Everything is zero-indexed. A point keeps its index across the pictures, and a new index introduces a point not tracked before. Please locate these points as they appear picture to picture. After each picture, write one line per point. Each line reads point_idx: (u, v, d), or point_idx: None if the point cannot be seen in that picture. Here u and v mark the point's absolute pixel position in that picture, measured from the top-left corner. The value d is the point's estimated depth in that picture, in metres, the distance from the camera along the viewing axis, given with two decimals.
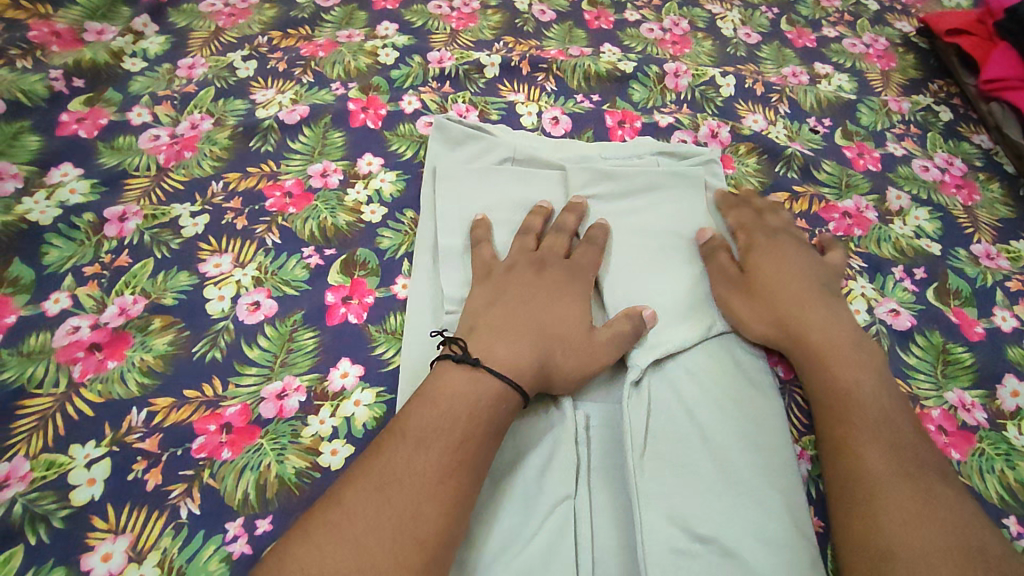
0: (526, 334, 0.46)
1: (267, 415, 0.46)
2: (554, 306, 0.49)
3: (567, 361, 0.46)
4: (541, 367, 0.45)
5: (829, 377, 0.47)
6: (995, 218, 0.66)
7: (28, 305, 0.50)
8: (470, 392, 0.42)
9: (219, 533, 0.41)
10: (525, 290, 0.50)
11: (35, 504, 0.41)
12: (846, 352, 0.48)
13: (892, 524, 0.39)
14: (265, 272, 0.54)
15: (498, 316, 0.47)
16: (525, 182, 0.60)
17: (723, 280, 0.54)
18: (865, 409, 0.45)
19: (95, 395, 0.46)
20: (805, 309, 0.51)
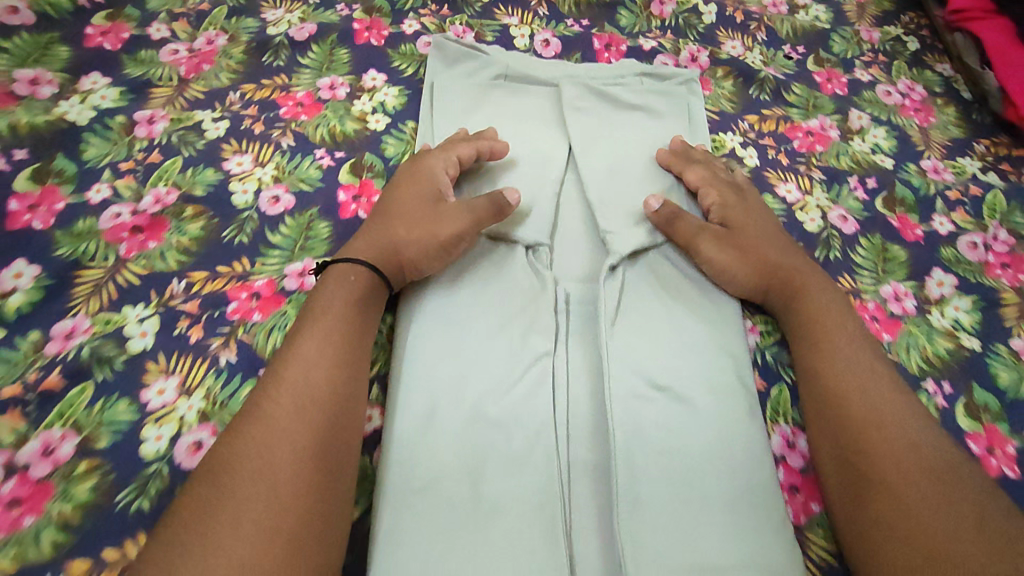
0: (377, 230, 0.53)
1: (290, 288, 0.53)
2: (409, 199, 0.55)
3: (412, 242, 0.52)
4: (386, 247, 0.52)
5: (801, 307, 0.53)
6: (946, 138, 0.72)
7: (73, 195, 0.55)
8: (326, 304, 0.47)
9: (254, 376, 0.49)
10: (387, 192, 0.57)
11: (101, 349, 0.49)
12: (824, 296, 0.53)
13: (875, 442, 0.43)
14: (282, 171, 0.60)
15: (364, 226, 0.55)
16: (515, 102, 0.67)
17: (715, 233, 0.56)
18: (837, 349, 0.49)
19: (140, 268, 0.53)
20: (771, 248, 0.56)
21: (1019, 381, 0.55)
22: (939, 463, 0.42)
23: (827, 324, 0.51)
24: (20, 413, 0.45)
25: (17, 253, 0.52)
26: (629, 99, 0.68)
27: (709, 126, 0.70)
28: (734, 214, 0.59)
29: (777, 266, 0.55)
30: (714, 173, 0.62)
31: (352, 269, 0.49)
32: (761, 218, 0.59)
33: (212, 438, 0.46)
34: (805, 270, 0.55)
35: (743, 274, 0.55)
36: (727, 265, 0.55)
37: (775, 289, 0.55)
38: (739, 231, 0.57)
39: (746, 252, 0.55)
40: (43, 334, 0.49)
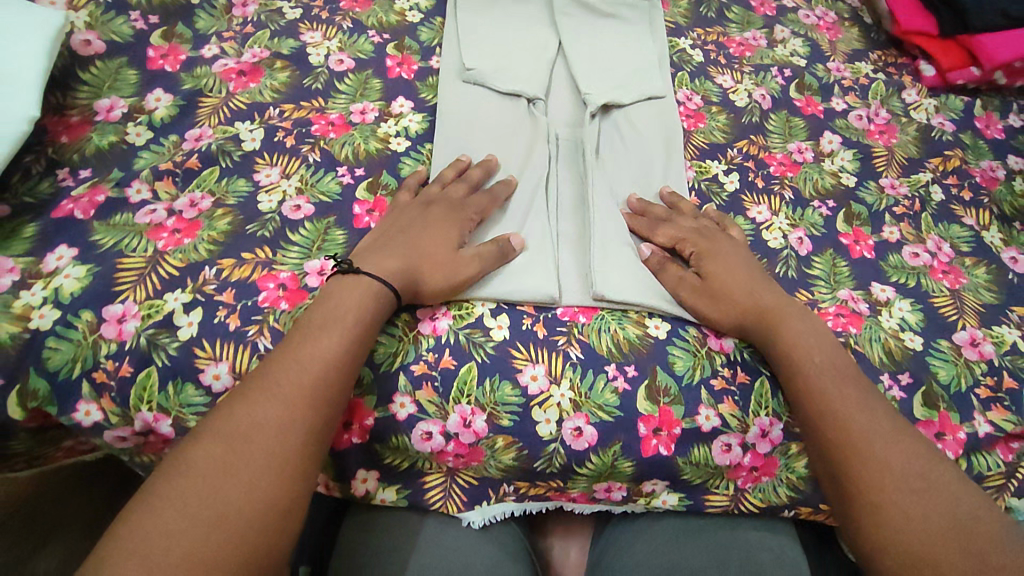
0: (401, 252, 0.58)
1: (355, 120, 0.72)
2: (431, 234, 0.60)
3: (431, 275, 0.58)
4: (407, 274, 0.57)
5: (778, 343, 0.58)
6: (849, 48, 0.93)
7: (191, 50, 0.74)
8: (341, 302, 0.53)
9: (334, 171, 0.68)
10: (411, 221, 0.62)
11: (224, 146, 0.67)
12: (794, 325, 0.59)
13: (858, 450, 0.52)
14: (345, 43, 0.79)
15: (384, 243, 0.59)
16: (518, 4, 0.87)
17: (691, 288, 0.63)
18: (810, 380, 0.56)
19: (245, 99, 0.71)
20: (755, 290, 0.61)
21: (880, 201, 0.76)
22: (904, 464, 0.51)
23: (811, 353, 0.57)
24: (172, 182, 0.64)
25: (156, 84, 0.70)
26: (607, 7, 0.88)
27: (667, 32, 0.90)
28: (710, 261, 0.64)
29: (749, 307, 0.61)
30: (678, 227, 0.67)
31: (383, 293, 0.55)
32: (737, 258, 0.64)
33: (307, 205, 0.65)
34: (790, 310, 0.60)
35: (722, 317, 0.61)
36: (709, 314, 0.61)
37: (753, 329, 0.60)
38: (718, 282, 0.62)
39: (719, 298, 0.61)
40: (180, 136, 0.67)
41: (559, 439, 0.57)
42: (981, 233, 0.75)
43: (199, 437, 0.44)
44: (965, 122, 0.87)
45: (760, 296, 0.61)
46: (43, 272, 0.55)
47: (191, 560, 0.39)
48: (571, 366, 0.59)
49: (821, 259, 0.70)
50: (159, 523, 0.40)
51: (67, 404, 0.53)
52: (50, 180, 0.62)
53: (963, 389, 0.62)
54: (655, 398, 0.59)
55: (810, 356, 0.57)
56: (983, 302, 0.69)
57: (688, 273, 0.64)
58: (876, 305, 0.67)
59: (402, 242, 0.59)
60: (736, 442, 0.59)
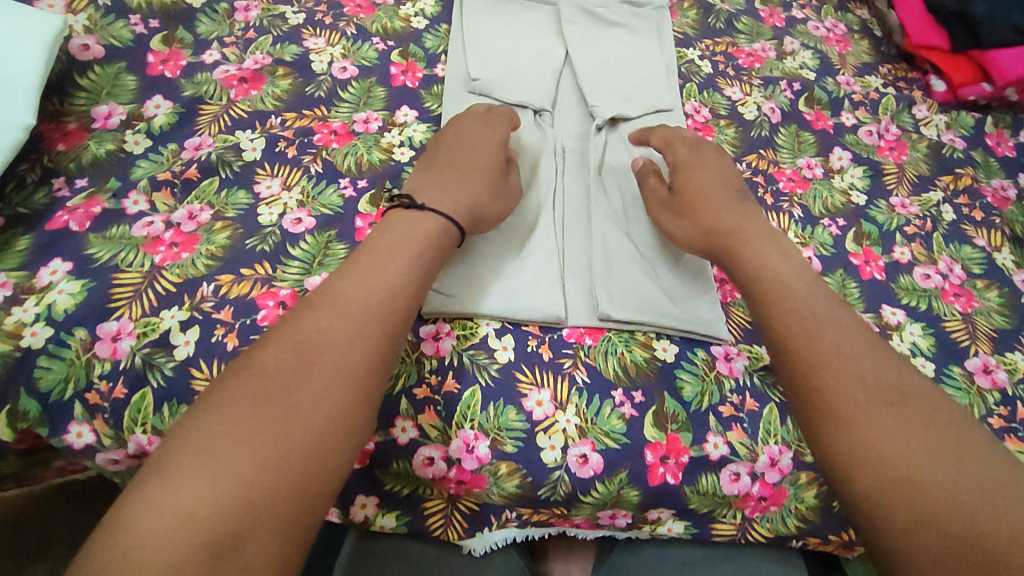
0: (461, 185, 0.58)
1: (359, 130, 0.71)
2: (479, 168, 0.60)
3: (490, 209, 0.59)
4: (467, 205, 0.57)
5: (744, 268, 0.55)
6: (859, 62, 0.92)
7: (191, 56, 0.72)
8: (385, 243, 0.51)
9: (336, 183, 0.66)
10: (453, 158, 0.61)
11: (224, 156, 0.66)
12: (758, 244, 0.56)
13: (822, 368, 0.45)
14: (348, 50, 0.77)
15: (437, 181, 0.58)
16: (525, 12, 0.85)
17: (660, 205, 0.64)
18: (778, 296, 0.51)
19: (246, 107, 0.70)
20: (720, 210, 0.60)
21: (891, 220, 0.75)
22: (884, 383, 0.44)
23: (792, 278, 0.53)
24: (170, 193, 0.62)
25: (155, 91, 0.69)
26: (615, 15, 0.86)
27: (676, 42, 0.88)
28: (685, 172, 0.64)
29: (716, 228, 0.59)
30: (663, 148, 0.68)
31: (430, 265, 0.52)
32: (716, 172, 0.64)
33: (308, 218, 0.63)
34: (757, 232, 0.58)
35: (687, 236, 0.61)
36: (677, 232, 0.62)
37: (719, 246, 0.58)
38: (689, 195, 0.62)
39: (687, 206, 0.61)
40: (179, 145, 0.66)
41: (564, 466, 0.55)
42: (993, 254, 0.74)
43: (267, 344, 0.42)
44: (976, 140, 0.86)
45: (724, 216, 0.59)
46: (36, 287, 0.54)
47: (259, 476, 0.36)
48: (577, 391, 0.58)
49: (831, 279, 0.69)
50: (209, 446, 0.37)
51: (59, 425, 0.51)
52: (45, 190, 0.60)
53: (975, 419, 0.61)
54: (663, 424, 0.57)
55: (779, 256, 0.55)
56: (994, 326, 0.68)
57: (661, 189, 0.65)
58: (887, 329, 0.65)
59: (458, 178, 0.59)
60: (744, 471, 0.58)
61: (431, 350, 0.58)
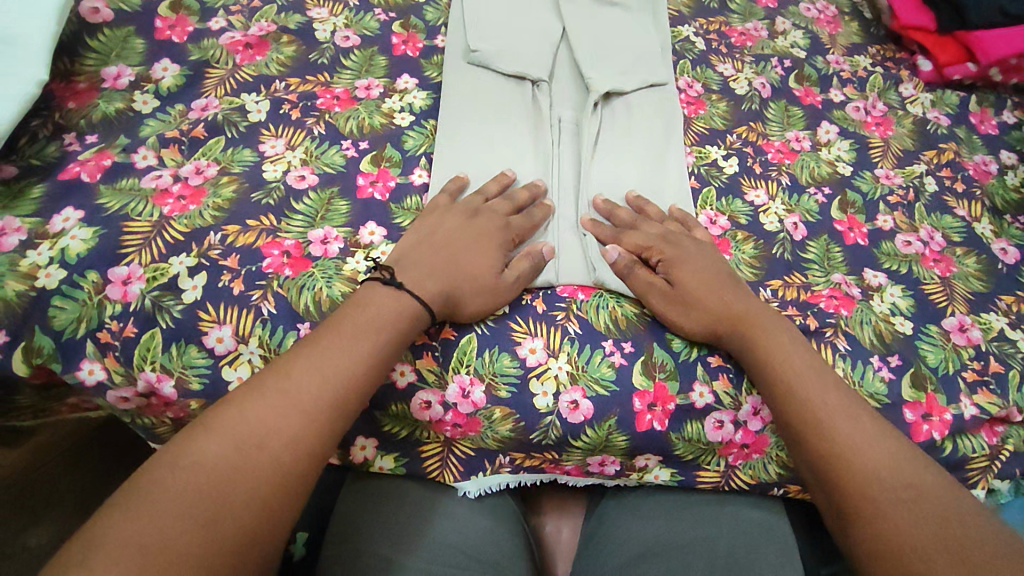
0: (442, 269, 0.57)
1: (361, 96, 0.73)
2: (474, 251, 0.59)
3: (473, 299, 0.57)
4: (449, 296, 0.56)
5: (755, 351, 0.57)
6: (848, 42, 0.94)
7: (198, 22, 0.74)
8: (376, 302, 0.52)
9: (338, 144, 0.68)
10: (454, 233, 0.60)
11: (230, 116, 0.68)
12: (764, 334, 0.58)
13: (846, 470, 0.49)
14: (351, 20, 0.80)
15: (421, 255, 0.58)
16: None
17: (659, 294, 0.60)
18: (808, 409, 0.53)
19: (252, 72, 0.72)
20: (720, 295, 0.60)
21: (875, 190, 0.77)
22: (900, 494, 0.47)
23: (773, 344, 0.57)
24: (178, 149, 0.64)
25: (163, 54, 0.71)
26: None
27: (670, 20, 0.91)
28: (677, 263, 0.61)
29: (716, 314, 0.59)
30: (645, 233, 0.64)
31: (419, 310, 0.53)
32: (708, 260, 0.62)
33: (311, 175, 0.65)
34: (760, 312, 0.60)
35: (690, 326, 0.59)
36: (681, 323, 0.59)
37: (726, 333, 0.59)
38: (688, 286, 0.60)
39: (687, 304, 0.59)
40: (186, 106, 0.68)
41: (555, 411, 0.57)
42: (972, 224, 0.77)
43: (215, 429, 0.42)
44: (960, 117, 0.88)
45: (728, 302, 0.59)
46: (49, 232, 0.56)
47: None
48: (570, 340, 0.60)
49: (816, 244, 0.71)
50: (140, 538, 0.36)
51: (72, 361, 0.53)
52: (56, 145, 0.62)
53: (950, 373, 0.63)
54: (651, 373, 0.60)
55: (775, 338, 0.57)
56: (971, 290, 0.70)
57: (653, 276, 0.61)
58: (869, 290, 0.68)
59: (441, 262, 0.57)
60: (728, 419, 0.60)
61: (415, 365, 0.57)
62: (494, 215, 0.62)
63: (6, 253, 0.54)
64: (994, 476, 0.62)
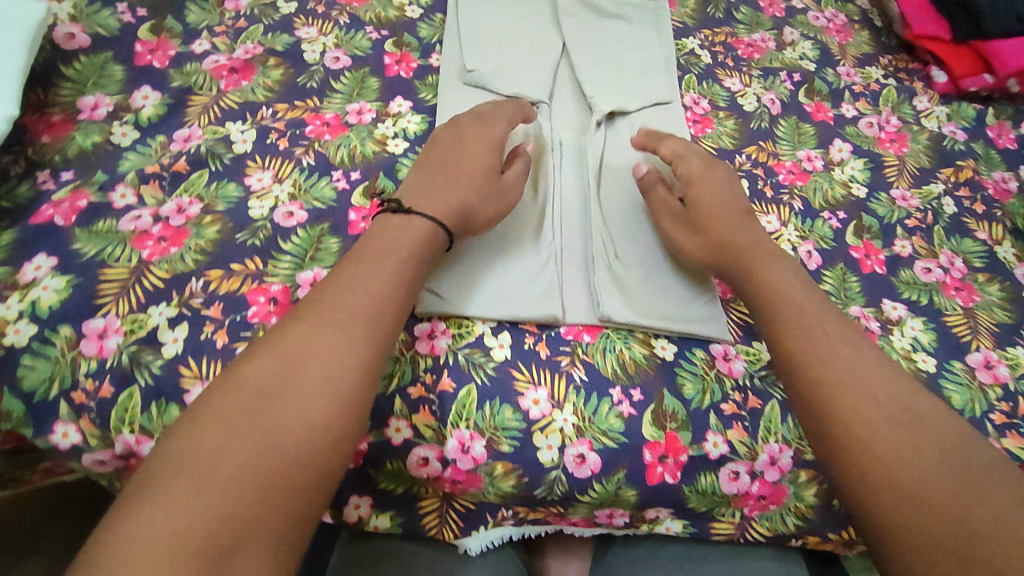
0: (448, 184, 0.57)
1: (352, 122, 0.69)
2: (476, 173, 0.59)
3: (486, 205, 0.58)
4: (458, 208, 0.56)
5: (756, 276, 0.55)
6: (860, 52, 0.90)
7: (180, 46, 0.71)
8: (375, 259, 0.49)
9: (328, 175, 0.65)
10: (449, 159, 0.59)
11: (214, 148, 0.64)
12: (785, 256, 0.56)
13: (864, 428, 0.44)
14: (341, 40, 0.76)
15: (425, 182, 0.57)
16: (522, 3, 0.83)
17: (668, 213, 0.62)
18: (815, 363, 0.47)
19: (237, 99, 0.68)
20: (727, 226, 0.58)
21: (892, 213, 0.74)
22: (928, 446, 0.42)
23: (782, 280, 0.54)
24: (159, 186, 0.61)
25: (143, 81, 0.67)
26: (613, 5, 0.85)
27: (674, 32, 0.87)
28: (700, 189, 0.61)
29: (735, 240, 0.58)
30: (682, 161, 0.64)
31: (425, 218, 0.53)
32: (729, 192, 0.61)
33: (300, 211, 0.62)
34: (772, 250, 0.57)
35: (696, 248, 0.60)
36: (684, 244, 0.60)
37: (740, 259, 0.57)
38: (699, 215, 0.60)
39: (697, 226, 0.60)
40: (167, 137, 0.64)
41: (561, 466, 0.54)
42: (994, 248, 0.73)
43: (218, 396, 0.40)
44: (977, 132, 0.85)
45: (737, 233, 0.58)
46: (20, 282, 0.53)
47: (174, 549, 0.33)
48: (575, 388, 0.56)
49: (831, 273, 0.68)
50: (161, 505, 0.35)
51: (44, 425, 0.50)
52: (29, 184, 0.59)
53: (977, 415, 0.60)
54: (662, 423, 0.56)
55: (790, 291, 0.53)
56: (996, 321, 0.67)
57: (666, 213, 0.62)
58: (888, 324, 0.64)
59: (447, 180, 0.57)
60: (744, 470, 0.56)
61: (411, 422, 0.54)
62: (491, 130, 0.62)
63: None
64: None
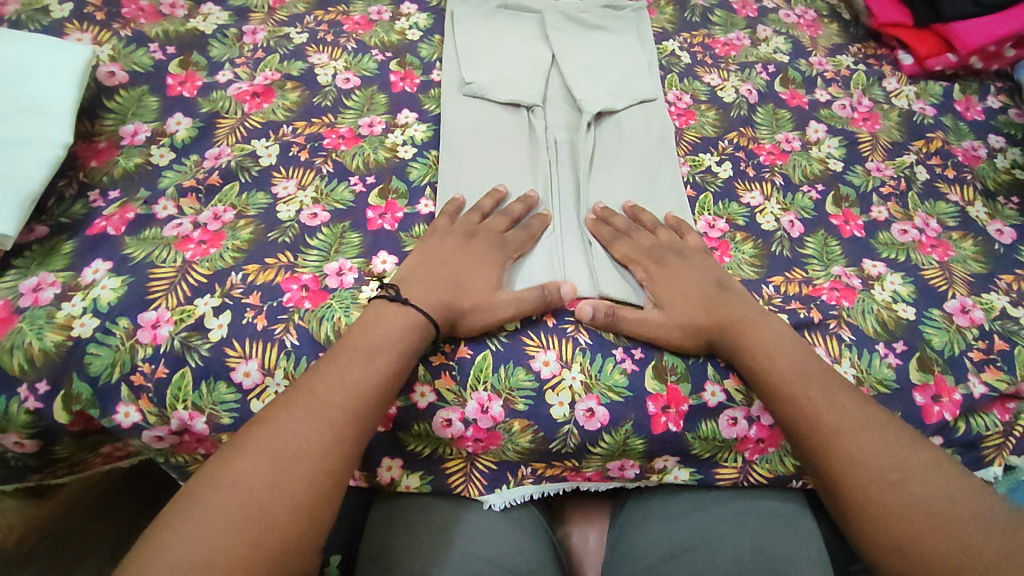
0: (446, 287, 0.60)
1: (364, 133, 0.77)
2: (475, 269, 0.63)
3: (476, 313, 0.60)
4: (449, 312, 0.59)
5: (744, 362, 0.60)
6: (829, 43, 0.97)
7: (207, 77, 0.79)
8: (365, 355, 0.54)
9: (347, 180, 0.72)
10: (452, 251, 0.63)
11: (243, 162, 0.71)
12: (758, 333, 0.61)
13: (864, 491, 0.51)
14: (350, 63, 0.84)
15: (426, 273, 0.61)
16: (512, 21, 0.91)
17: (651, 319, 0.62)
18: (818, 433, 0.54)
19: (259, 120, 0.76)
20: (703, 310, 0.62)
21: (867, 182, 0.79)
22: (915, 500, 0.50)
23: (780, 357, 0.59)
24: (196, 198, 0.68)
25: (176, 109, 0.75)
26: (594, 19, 0.92)
27: (655, 37, 0.94)
28: (664, 279, 0.65)
29: (715, 325, 0.61)
30: (636, 244, 0.68)
31: (426, 325, 0.57)
32: (695, 275, 0.65)
33: (323, 212, 0.68)
34: (747, 323, 0.61)
35: (685, 342, 0.61)
36: (672, 341, 0.61)
37: (720, 343, 0.61)
38: (674, 305, 0.63)
39: (678, 321, 0.62)
40: (200, 156, 0.72)
41: (572, 420, 0.59)
42: (966, 208, 0.78)
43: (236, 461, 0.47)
44: (945, 107, 0.91)
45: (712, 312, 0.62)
46: (81, 284, 0.59)
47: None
48: (581, 350, 0.62)
49: (814, 239, 0.73)
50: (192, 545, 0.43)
51: (108, 406, 0.57)
52: (82, 202, 0.66)
53: (956, 354, 0.65)
54: (662, 376, 0.61)
55: (802, 366, 0.58)
56: (971, 272, 0.71)
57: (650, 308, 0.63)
58: (869, 280, 0.70)
59: (444, 283, 0.61)
60: (741, 415, 0.62)
61: (434, 386, 0.60)
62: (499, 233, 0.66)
63: (43, 307, 0.58)
64: (1008, 451, 0.63)
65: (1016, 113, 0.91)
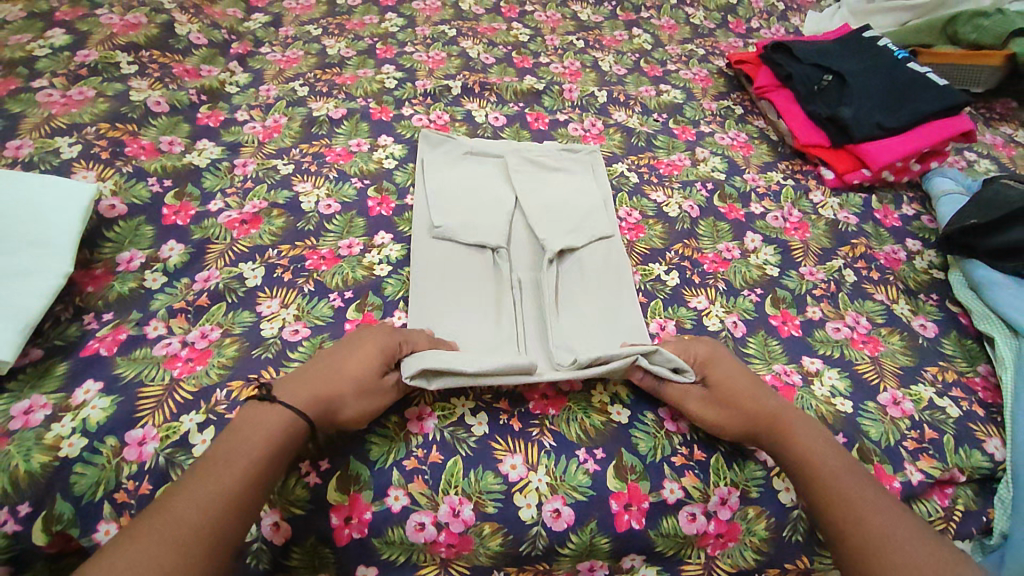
0: (322, 378, 0.61)
1: (344, 253, 0.84)
2: (354, 357, 0.64)
3: (354, 401, 0.62)
4: (326, 403, 0.60)
5: (792, 451, 0.62)
6: (760, 161, 1.11)
7: (200, 206, 0.87)
8: (197, 482, 0.52)
9: (327, 298, 0.78)
10: (338, 345, 0.65)
11: (230, 284, 0.77)
12: (798, 418, 0.65)
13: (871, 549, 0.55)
14: (332, 190, 0.92)
15: (305, 369, 0.63)
16: (477, 167, 0.98)
17: (700, 399, 0.67)
18: (845, 499, 0.58)
19: (247, 243, 0.83)
20: (756, 397, 0.66)
21: (801, 285, 0.88)
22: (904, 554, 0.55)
23: (818, 441, 0.63)
24: (185, 318, 0.72)
25: (170, 237, 0.82)
26: (552, 163, 1.00)
27: (607, 159, 1.06)
28: (719, 367, 0.69)
29: (763, 407, 0.65)
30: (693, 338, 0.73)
31: (294, 417, 0.58)
32: (747, 370, 0.70)
33: (304, 328, 0.74)
34: (792, 412, 0.66)
35: (728, 425, 0.65)
36: (718, 420, 0.66)
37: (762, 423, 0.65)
38: (727, 391, 0.67)
39: (728, 405, 0.66)
40: (191, 278, 0.77)
41: (540, 522, 0.62)
42: (891, 306, 0.86)
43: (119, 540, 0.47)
44: (866, 215, 1.02)
45: (764, 399, 0.66)
46: (71, 404, 0.62)
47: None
48: (546, 453, 0.66)
49: (755, 339, 0.80)
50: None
51: (90, 525, 0.58)
52: (76, 325, 0.70)
53: (892, 444, 0.70)
54: (623, 475, 0.65)
55: (847, 457, 0.61)
56: (900, 365, 0.78)
57: (694, 393, 0.68)
58: (808, 376, 0.76)
59: (321, 375, 0.62)
60: (699, 511, 0.65)
61: (407, 490, 0.62)
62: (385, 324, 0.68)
63: (33, 429, 0.60)
64: (954, 535, 0.67)
65: (928, 219, 1.03)
